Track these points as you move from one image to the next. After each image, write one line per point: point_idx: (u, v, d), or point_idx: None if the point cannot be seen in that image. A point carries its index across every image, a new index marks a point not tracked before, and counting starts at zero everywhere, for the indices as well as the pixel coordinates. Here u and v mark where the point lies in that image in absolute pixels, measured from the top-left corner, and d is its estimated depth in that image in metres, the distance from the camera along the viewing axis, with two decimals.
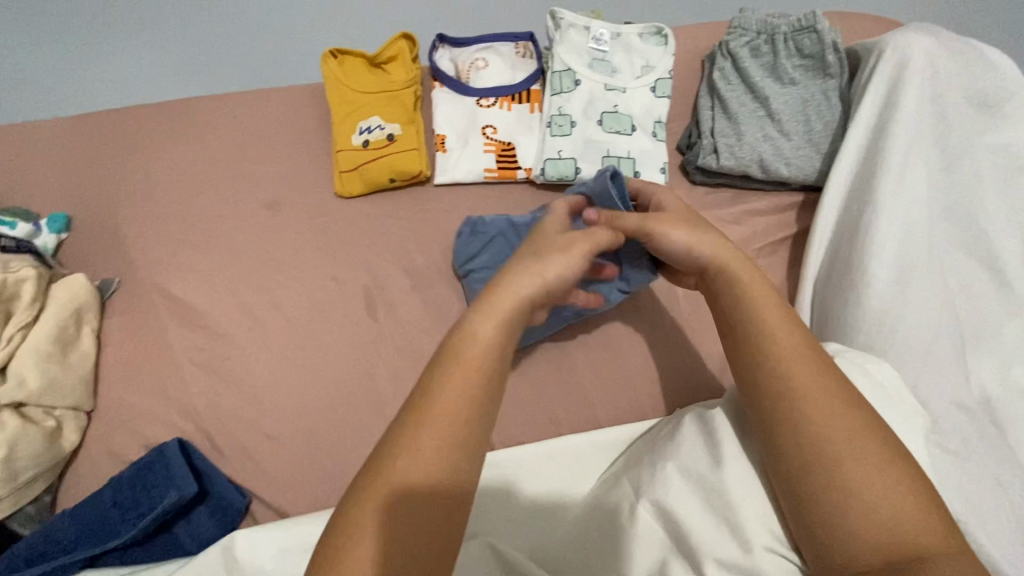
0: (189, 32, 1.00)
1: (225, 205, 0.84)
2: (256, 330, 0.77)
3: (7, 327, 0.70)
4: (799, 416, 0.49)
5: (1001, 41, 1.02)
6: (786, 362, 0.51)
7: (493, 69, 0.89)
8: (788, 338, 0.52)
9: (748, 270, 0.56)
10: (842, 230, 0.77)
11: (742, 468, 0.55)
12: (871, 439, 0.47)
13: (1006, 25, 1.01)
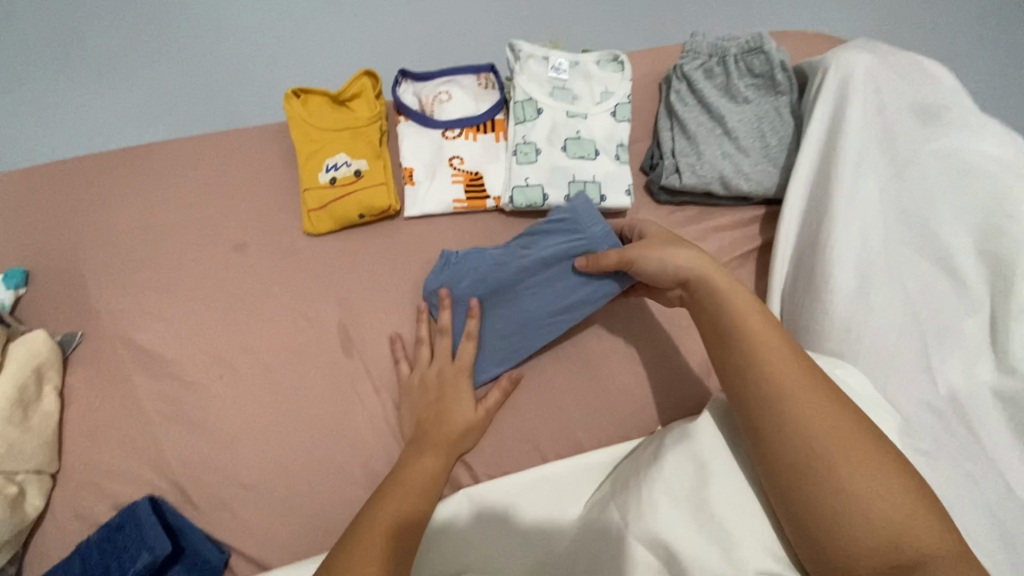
0: (150, 79, 0.99)
1: (190, 250, 0.82)
2: (228, 375, 0.75)
3: None
4: (800, 425, 0.50)
5: (936, 49, 1.07)
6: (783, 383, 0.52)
7: (457, 102, 0.90)
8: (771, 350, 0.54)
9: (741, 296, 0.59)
10: (804, 241, 0.79)
11: (729, 486, 0.56)
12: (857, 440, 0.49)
13: (937, 38, 1.07)
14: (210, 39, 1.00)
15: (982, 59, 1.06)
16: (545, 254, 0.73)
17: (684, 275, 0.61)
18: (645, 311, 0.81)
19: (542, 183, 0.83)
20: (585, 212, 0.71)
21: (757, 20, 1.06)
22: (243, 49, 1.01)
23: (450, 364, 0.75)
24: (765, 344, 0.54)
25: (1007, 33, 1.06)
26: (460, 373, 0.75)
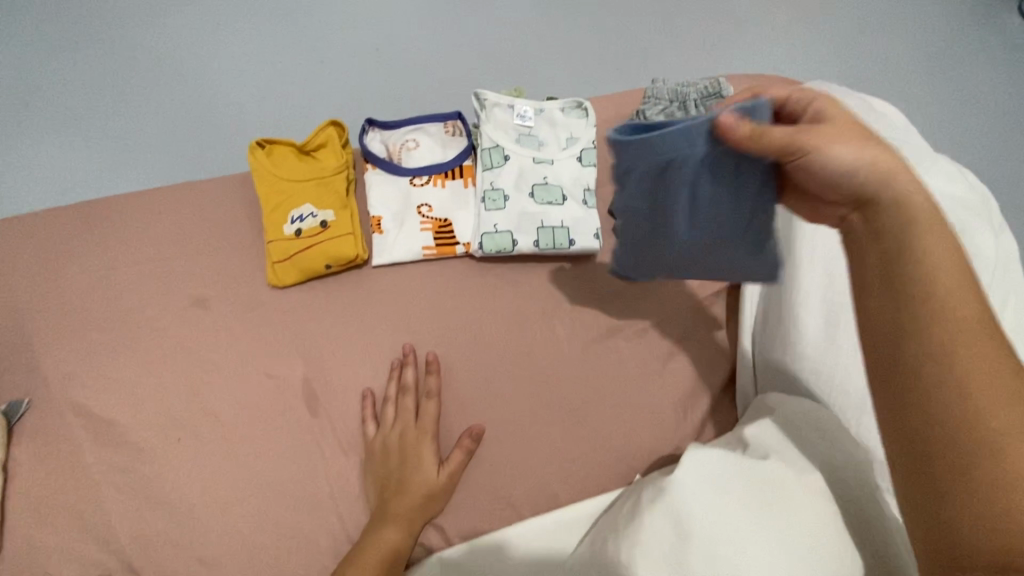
0: (112, 132, 0.98)
1: (146, 307, 0.79)
2: (186, 440, 0.72)
3: None
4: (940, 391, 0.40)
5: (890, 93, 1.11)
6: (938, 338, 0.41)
7: (424, 149, 0.90)
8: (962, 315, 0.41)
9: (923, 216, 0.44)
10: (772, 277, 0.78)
11: (716, 548, 0.52)
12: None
13: (886, 79, 1.12)
14: (176, 93, 1.00)
15: (932, 103, 1.11)
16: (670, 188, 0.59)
17: (869, 189, 0.47)
18: (618, 356, 0.80)
19: (511, 229, 0.83)
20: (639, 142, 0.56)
21: (715, 65, 1.10)
22: (208, 100, 1.00)
23: (413, 425, 0.72)
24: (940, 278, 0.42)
25: (951, 80, 1.12)
26: (423, 435, 0.72)
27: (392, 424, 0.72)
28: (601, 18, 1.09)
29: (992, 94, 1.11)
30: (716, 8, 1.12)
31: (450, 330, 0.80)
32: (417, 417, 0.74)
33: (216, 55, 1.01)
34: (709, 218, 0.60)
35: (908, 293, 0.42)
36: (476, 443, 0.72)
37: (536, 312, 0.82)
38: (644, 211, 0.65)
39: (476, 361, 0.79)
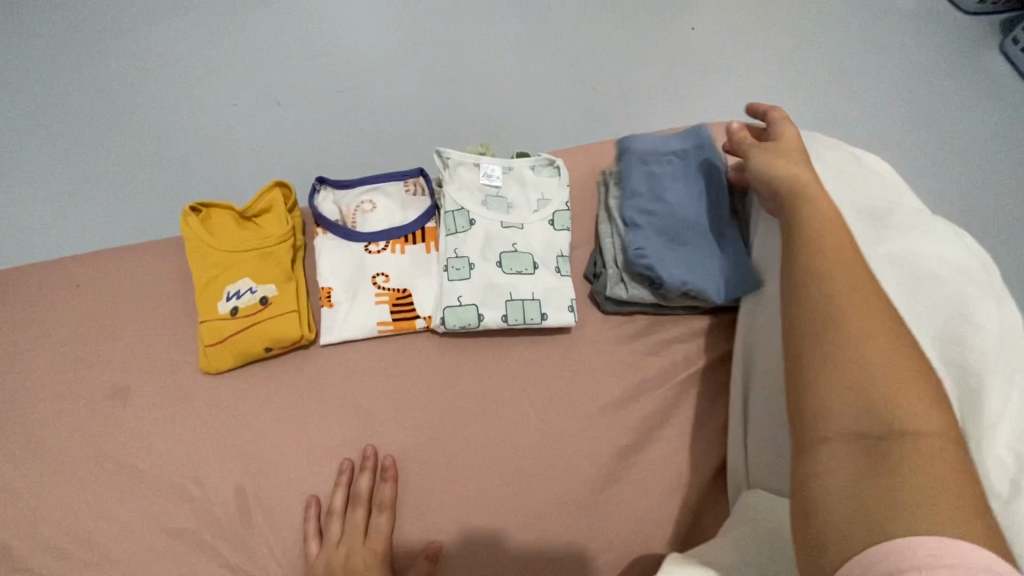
0: (38, 195, 0.90)
1: (56, 402, 0.70)
2: (100, 563, 0.63)
3: None
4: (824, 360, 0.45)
5: (896, 129, 1.01)
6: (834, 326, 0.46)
7: (382, 212, 0.82)
8: (847, 254, 0.50)
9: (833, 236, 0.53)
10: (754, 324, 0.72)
11: None
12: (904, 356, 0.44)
13: (889, 113, 1.02)
14: (112, 150, 0.92)
15: (941, 137, 1.01)
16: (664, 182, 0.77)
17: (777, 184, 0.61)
18: (594, 447, 0.71)
19: (476, 302, 0.75)
20: (649, 139, 0.80)
21: (702, 103, 1.00)
22: (146, 156, 0.92)
23: (361, 544, 0.64)
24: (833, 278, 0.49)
25: (957, 115, 1.02)
26: (372, 559, 0.63)
27: (337, 540, 0.64)
28: (576, 57, 1.01)
29: (1007, 128, 1.01)
30: (701, 41, 1.03)
31: (405, 421, 0.71)
32: (366, 535, 0.65)
33: (157, 107, 0.94)
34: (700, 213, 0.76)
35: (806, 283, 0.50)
36: (430, 567, 0.64)
37: (503, 396, 0.73)
38: (650, 198, 0.76)
39: (434, 456, 0.70)
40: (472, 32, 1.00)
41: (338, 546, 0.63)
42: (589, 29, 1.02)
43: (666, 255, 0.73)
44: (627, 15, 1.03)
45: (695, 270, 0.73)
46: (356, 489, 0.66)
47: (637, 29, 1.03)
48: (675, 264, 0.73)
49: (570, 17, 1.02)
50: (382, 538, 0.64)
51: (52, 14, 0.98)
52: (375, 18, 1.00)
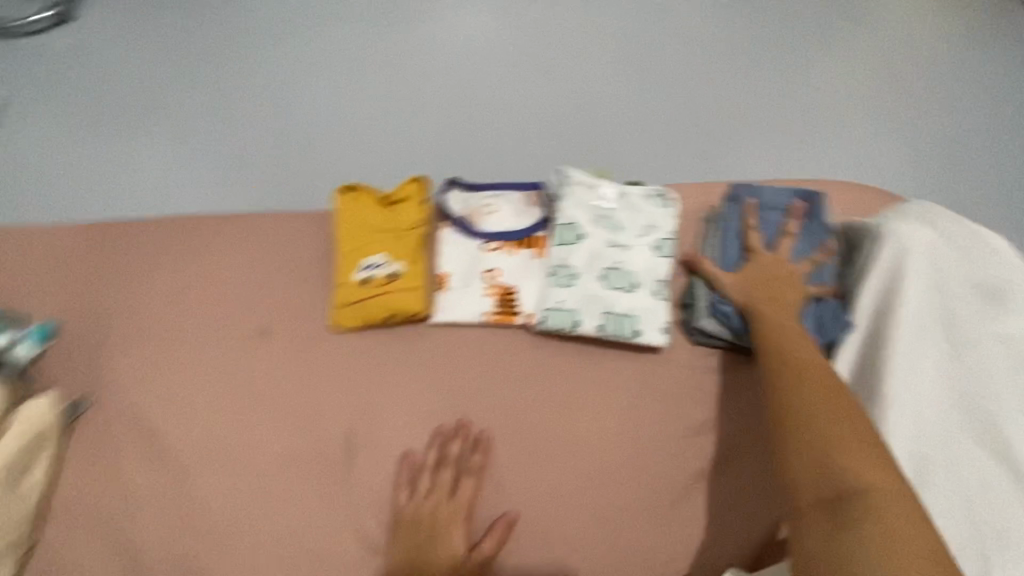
0: (208, 149, 1.04)
1: (210, 329, 0.82)
2: (227, 468, 0.74)
3: None
4: (788, 431, 0.58)
5: (1009, 198, 1.00)
6: (795, 405, 0.59)
7: (502, 216, 0.91)
8: (793, 352, 0.65)
9: (779, 333, 0.69)
10: (857, 380, 0.73)
11: None
12: (847, 429, 0.56)
13: (1011, 190, 1.00)
14: (271, 118, 1.05)
15: None
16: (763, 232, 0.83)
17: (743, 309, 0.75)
18: (668, 463, 0.75)
19: (575, 309, 0.81)
20: (748, 190, 0.86)
21: (815, 154, 1.02)
22: (298, 127, 1.04)
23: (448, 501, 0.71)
24: (791, 366, 0.63)
25: None
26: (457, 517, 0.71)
27: (422, 495, 0.72)
28: (692, 85, 1.05)
29: None
30: (819, 85, 1.05)
31: (496, 403, 0.78)
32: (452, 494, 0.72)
33: (314, 87, 1.06)
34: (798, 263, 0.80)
35: (772, 371, 0.64)
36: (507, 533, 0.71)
37: (589, 399, 0.79)
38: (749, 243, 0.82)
39: (519, 439, 0.76)
40: (595, 51, 1.07)
41: (428, 500, 0.71)
42: (708, 59, 1.06)
43: None
44: (746, 50, 1.07)
45: None
46: (447, 453, 0.74)
47: (756, 65, 1.06)
48: None
49: (689, 46, 1.07)
50: (466, 501, 0.72)
51: (239, 4, 1.15)
52: (509, 28, 1.09)
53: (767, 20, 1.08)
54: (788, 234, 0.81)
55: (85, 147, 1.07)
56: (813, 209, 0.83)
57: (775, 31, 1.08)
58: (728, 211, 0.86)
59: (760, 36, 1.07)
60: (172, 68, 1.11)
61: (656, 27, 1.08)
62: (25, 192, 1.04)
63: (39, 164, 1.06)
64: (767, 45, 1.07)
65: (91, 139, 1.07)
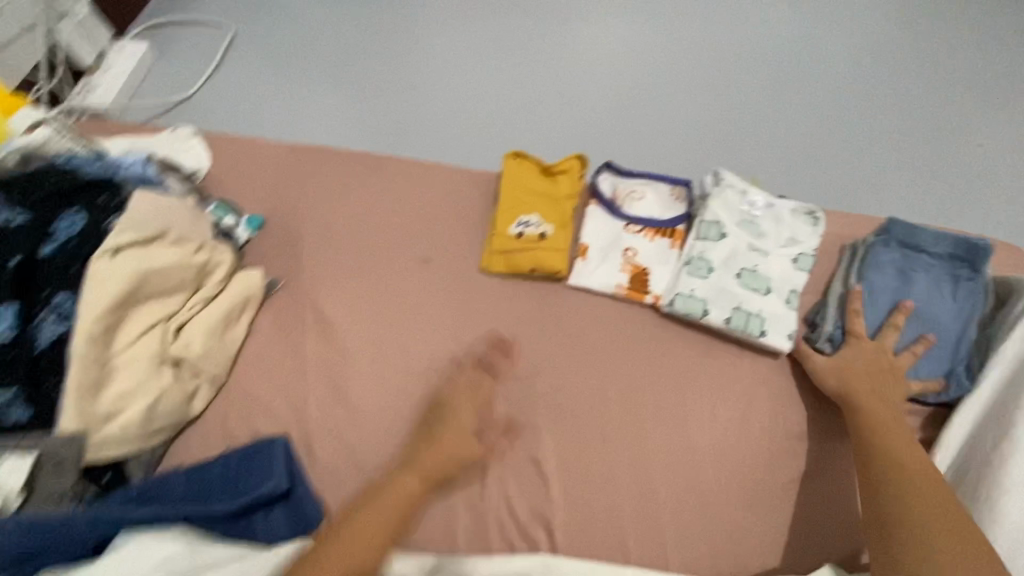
0: (395, 106, 1.21)
1: (381, 248, 0.96)
2: (378, 363, 0.86)
3: (194, 296, 0.80)
4: (894, 535, 0.61)
5: None
6: (900, 508, 0.62)
7: (648, 204, 0.97)
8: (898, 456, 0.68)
9: (884, 433, 0.71)
10: (987, 422, 0.76)
11: None
12: (957, 541, 0.58)
13: None
14: (452, 92, 1.21)
15: None
16: (911, 274, 0.85)
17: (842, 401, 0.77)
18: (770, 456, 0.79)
19: (706, 299, 0.86)
20: (910, 230, 0.86)
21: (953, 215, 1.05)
22: (472, 101, 1.19)
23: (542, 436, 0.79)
24: (897, 471, 0.66)
25: None
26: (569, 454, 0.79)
27: (534, 436, 0.80)
28: (842, 129, 1.12)
29: None
30: (971, 152, 1.08)
31: (616, 365, 0.85)
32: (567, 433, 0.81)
33: (492, 72, 1.22)
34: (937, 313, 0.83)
35: (874, 472, 0.67)
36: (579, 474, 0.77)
37: (703, 383, 0.84)
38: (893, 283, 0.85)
39: (633, 402, 0.83)
40: (755, 83, 1.17)
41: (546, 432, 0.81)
42: (861, 110, 1.14)
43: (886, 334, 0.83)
44: (900, 109, 1.13)
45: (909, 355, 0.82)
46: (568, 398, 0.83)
47: (907, 124, 1.12)
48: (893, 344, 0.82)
49: (843, 94, 1.14)
50: (578, 442, 0.80)
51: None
52: (679, 50, 1.21)
53: (926, 87, 1.15)
54: (939, 293, 0.84)
55: (297, 86, 1.27)
56: (974, 265, 0.83)
57: (931, 98, 1.14)
58: (880, 245, 0.87)
59: (915, 99, 1.14)
60: (377, 34, 1.31)
61: (816, 74, 1.17)
62: (244, 113, 1.25)
63: (259, 93, 1.28)
64: (918, 109, 1.13)
65: (302, 81, 1.27)
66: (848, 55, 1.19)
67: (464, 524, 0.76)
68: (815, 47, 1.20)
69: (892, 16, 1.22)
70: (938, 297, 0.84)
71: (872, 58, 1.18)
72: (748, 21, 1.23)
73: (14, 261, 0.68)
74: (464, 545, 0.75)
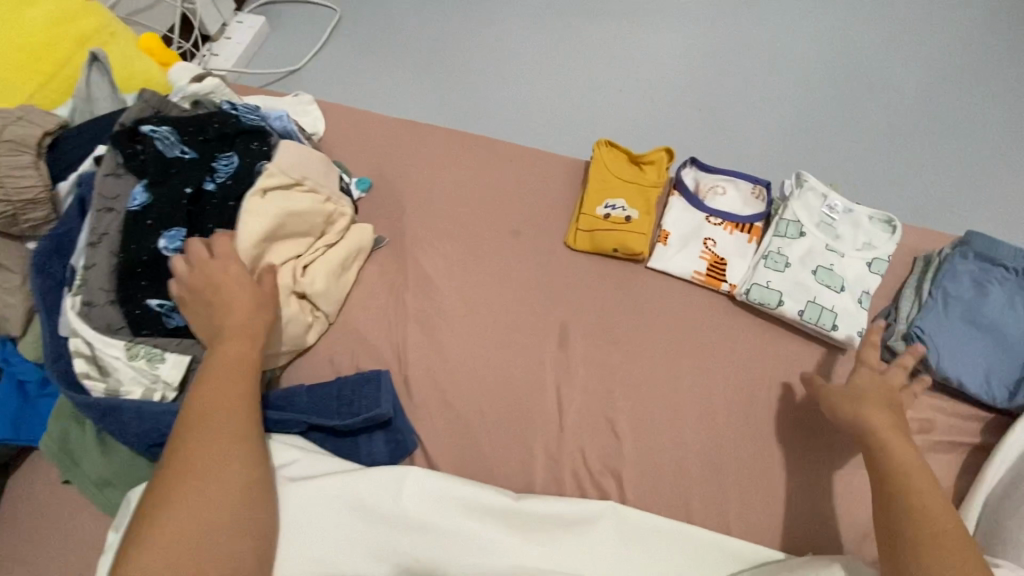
0: (490, 93, 1.30)
1: (475, 216, 1.04)
2: (469, 318, 0.94)
3: (318, 241, 0.89)
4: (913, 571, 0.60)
5: None
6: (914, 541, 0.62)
7: (729, 199, 1.04)
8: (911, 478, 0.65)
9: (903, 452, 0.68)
10: None
11: None
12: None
13: None
14: (544, 84, 1.29)
15: None
16: (985, 286, 0.89)
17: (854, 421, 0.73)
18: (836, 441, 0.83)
19: (781, 291, 0.92)
20: (988, 245, 0.90)
21: None
22: (562, 95, 1.27)
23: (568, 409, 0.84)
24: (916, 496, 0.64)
25: None
26: (641, 418, 0.86)
27: (604, 404, 0.87)
28: (925, 147, 1.14)
29: None
30: None
31: (690, 344, 0.91)
32: (640, 400, 0.87)
33: (584, 69, 1.30)
34: (1009, 324, 0.86)
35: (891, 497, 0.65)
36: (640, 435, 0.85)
37: (772, 370, 0.89)
38: (966, 292, 0.89)
39: (704, 379, 0.88)
40: (838, 98, 1.21)
41: (621, 396, 0.87)
42: (946, 131, 1.16)
43: (954, 338, 0.87)
44: (986, 133, 1.15)
45: (976, 361, 0.86)
46: (643, 370, 0.89)
47: (993, 147, 1.13)
48: (962, 349, 0.86)
49: (925, 115, 1.18)
50: (650, 408, 0.86)
51: None
52: (765, 61, 1.26)
53: (1016, 112, 1.16)
54: (1013, 306, 0.87)
55: (400, 66, 1.37)
56: None
57: (1020, 124, 1.15)
58: (957, 257, 0.91)
59: (1005, 124, 1.15)
60: (477, 25, 1.40)
61: (899, 93, 1.20)
62: (350, 87, 1.36)
63: (365, 70, 1.38)
64: (1004, 132, 1.14)
65: (405, 62, 1.37)
66: (936, 76, 1.21)
67: (541, 469, 0.83)
68: (901, 67, 1.23)
69: (985, 42, 1.24)
70: (1013, 310, 0.87)
71: (959, 82, 1.20)
72: (837, 38, 1.27)
73: (187, 190, 0.78)
74: (539, 488, 0.82)
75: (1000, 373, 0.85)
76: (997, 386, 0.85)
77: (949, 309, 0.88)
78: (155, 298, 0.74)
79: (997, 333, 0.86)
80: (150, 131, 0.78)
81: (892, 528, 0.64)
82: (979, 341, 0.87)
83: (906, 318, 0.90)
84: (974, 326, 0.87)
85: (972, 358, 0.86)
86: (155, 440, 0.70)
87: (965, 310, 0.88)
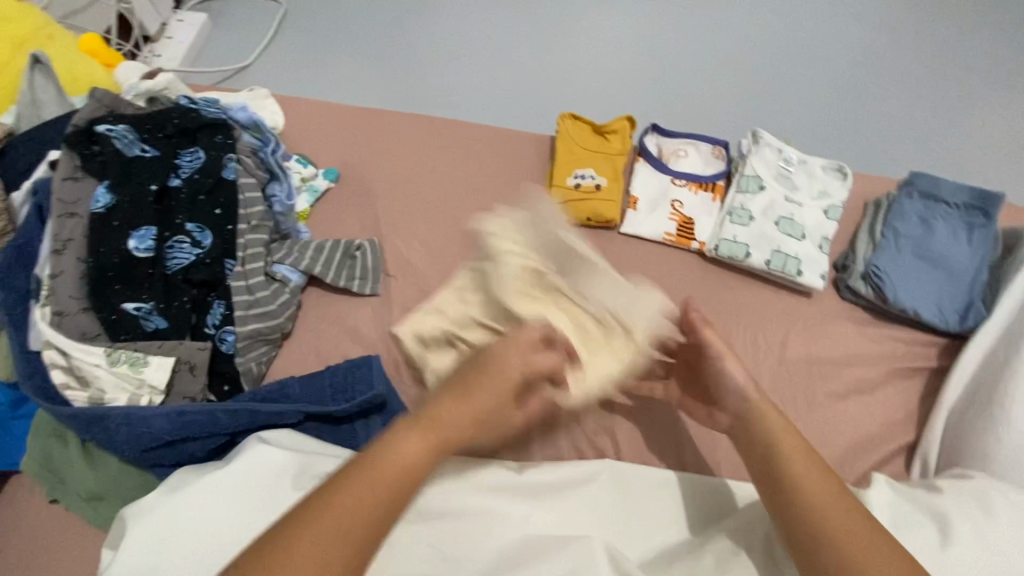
0: (451, 76, 1.30)
1: (447, 197, 1.04)
2: None
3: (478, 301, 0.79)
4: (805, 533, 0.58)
5: None
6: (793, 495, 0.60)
7: (691, 161, 1.07)
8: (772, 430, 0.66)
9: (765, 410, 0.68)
10: (1006, 338, 0.83)
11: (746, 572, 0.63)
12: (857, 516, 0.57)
13: None
14: (503, 65, 1.30)
15: None
16: (929, 222, 0.95)
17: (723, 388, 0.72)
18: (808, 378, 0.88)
19: (747, 243, 0.96)
20: (929, 184, 0.97)
21: (974, 175, 1.12)
22: (523, 73, 1.28)
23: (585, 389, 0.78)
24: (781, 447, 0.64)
25: None
26: None
27: None
28: (868, 100, 1.21)
29: None
30: (988, 121, 1.16)
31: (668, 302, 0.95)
32: None
33: (542, 47, 1.31)
34: (954, 254, 0.93)
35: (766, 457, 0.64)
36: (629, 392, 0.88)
37: (746, 319, 0.94)
38: (914, 229, 0.95)
39: None
40: (785, 59, 1.26)
41: None
42: (885, 85, 1.22)
43: (907, 272, 0.93)
44: (921, 84, 1.22)
45: (928, 291, 0.92)
46: None
47: (929, 95, 1.20)
48: (915, 281, 0.93)
49: (865, 70, 1.24)
50: None
51: None
52: (715, 29, 1.30)
53: (947, 62, 1.23)
54: (955, 238, 0.94)
55: (356, 56, 1.35)
56: (987, 213, 0.93)
57: (951, 72, 1.22)
58: (903, 198, 0.98)
59: (940, 74, 1.22)
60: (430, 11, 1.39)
61: (840, 51, 1.26)
62: (307, 80, 1.33)
63: (320, 62, 1.35)
64: (937, 81, 1.22)
65: (361, 51, 1.35)
66: (872, 33, 1.28)
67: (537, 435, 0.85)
68: (841, 26, 1.29)
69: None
70: (956, 241, 0.93)
71: (895, 37, 1.27)
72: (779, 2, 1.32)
73: (152, 188, 0.79)
74: (537, 453, 0.84)
75: (951, 299, 0.91)
76: (949, 311, 0.91)
77: (900, 245, 0.95)
78: (131, 301, 0.76)
79: (944, 264, 0.93)
80: (107, 131, 0.80)
81: (774, 495, 0.62)
82: (929, 272, 0.93)
83: (863, 257, 0.96)
84: (924, 259, 0.94)
85: (924, 288, 0.92)
86: (151, 442, 0.71)
87: (915, 245, 0.95)
